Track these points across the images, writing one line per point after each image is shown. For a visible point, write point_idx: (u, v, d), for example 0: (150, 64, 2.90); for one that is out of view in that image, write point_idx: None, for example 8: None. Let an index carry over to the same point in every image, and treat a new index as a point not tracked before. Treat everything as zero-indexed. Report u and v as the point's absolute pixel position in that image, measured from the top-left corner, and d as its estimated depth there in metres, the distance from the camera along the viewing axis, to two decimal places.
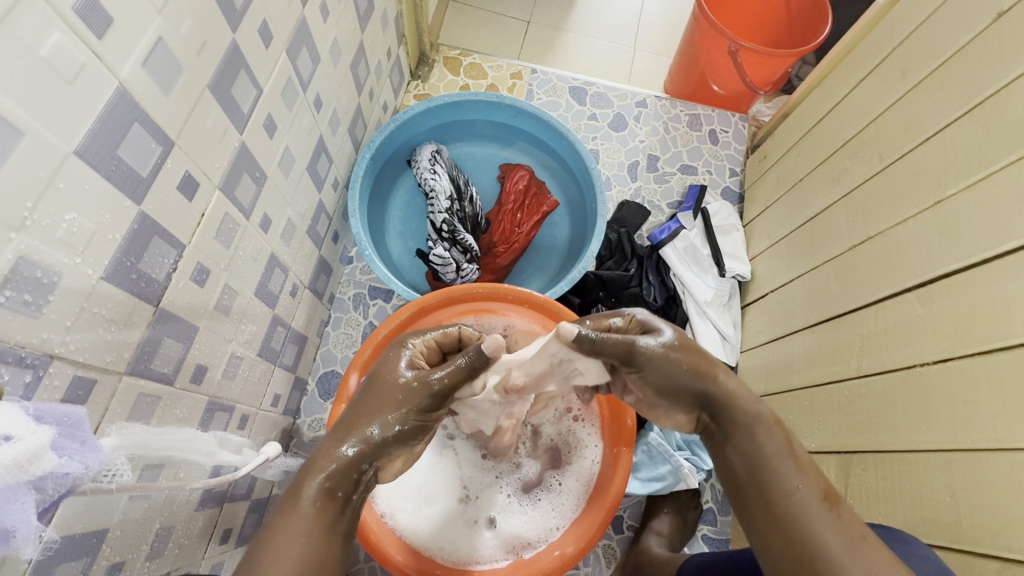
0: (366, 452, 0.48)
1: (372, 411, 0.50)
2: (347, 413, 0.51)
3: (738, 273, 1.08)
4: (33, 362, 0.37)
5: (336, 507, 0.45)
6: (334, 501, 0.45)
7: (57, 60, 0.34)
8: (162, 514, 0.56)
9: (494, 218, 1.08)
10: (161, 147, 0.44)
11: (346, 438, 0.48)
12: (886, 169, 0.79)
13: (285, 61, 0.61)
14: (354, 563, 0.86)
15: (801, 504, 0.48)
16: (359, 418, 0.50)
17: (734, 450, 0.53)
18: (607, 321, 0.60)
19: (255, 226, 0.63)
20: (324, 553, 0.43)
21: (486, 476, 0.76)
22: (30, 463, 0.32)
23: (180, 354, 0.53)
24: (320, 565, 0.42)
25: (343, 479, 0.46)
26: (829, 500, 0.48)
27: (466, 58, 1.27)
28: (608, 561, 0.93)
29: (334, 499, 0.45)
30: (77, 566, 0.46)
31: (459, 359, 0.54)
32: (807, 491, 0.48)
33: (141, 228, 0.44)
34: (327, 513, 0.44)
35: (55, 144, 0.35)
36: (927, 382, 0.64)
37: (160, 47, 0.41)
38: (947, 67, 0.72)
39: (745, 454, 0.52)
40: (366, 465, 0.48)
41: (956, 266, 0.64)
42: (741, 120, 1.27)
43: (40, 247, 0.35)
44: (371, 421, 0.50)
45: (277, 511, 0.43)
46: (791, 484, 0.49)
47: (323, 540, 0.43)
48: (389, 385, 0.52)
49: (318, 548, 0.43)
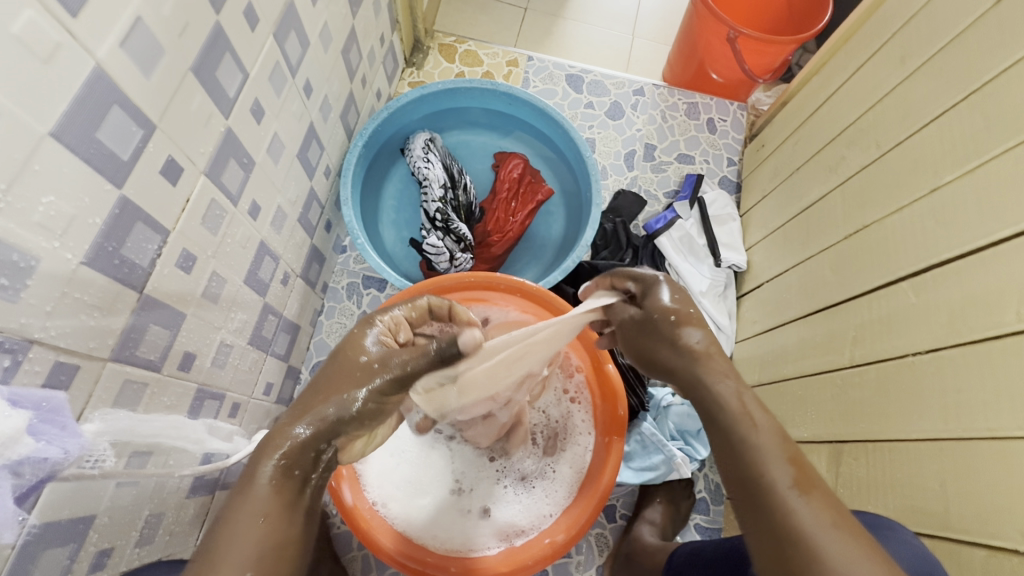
0: (322, 431, 0.46)
1: (327, 388, 0.48)
2: (305, 392, 0.49)
3: (734, 263, 1.07)
4: (12, 347, 0.36)
5: (295, 487, 0.45)
6: (292, 481, 0.44)
7: (30, 38, 0.33)
8: (152, 501, 0.57)
9: (489, 207, 1.07)
10: (143, 130, 0.43)
11: (301, 418, 0.46)
12: (884, 157, 0.79)
13: (273, 44, 0.60)
14: (347, 552, 0.87)
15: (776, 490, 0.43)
16: (315, 397, 0.48)
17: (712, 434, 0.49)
18: (626, 279, 0.62)
19: (244, 213, 0.63)
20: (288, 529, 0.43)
21: (481, 465, 0.76)
22: (5, 448, 0.32)
23: (166, 341, 0.53)
24: (279, 544, 0.42)
25: (300, 457, 0.45)
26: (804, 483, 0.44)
27: (461, 45, 1.26)
28: (601, 549, 0.93)
29: (291, 478, 0.44)
30: (64, 552, 0.46)
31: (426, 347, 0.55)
32: (780, 474, 0.44)
33: (123, 212, 0.43)
34: (286, 492, 0.44)
35: (31, 126, 0.34)
36: (921, 371, 0.64)
37: (140, 27, 0.40)
38: (947, 52, 0.71)
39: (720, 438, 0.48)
40: (326, 444, 0.47)
41: (951, 254, 0.63)
42: (739, 108, 1.26)
43: (16, 230, 0.35)
44: (328, 401, 0.47)
45: (235, 493, 0.43)
46: (764, 465, 0.45)
47: (286, 520, 0.43)
48: (344, 360, 0.51)
49: (280, 527, 0.43)
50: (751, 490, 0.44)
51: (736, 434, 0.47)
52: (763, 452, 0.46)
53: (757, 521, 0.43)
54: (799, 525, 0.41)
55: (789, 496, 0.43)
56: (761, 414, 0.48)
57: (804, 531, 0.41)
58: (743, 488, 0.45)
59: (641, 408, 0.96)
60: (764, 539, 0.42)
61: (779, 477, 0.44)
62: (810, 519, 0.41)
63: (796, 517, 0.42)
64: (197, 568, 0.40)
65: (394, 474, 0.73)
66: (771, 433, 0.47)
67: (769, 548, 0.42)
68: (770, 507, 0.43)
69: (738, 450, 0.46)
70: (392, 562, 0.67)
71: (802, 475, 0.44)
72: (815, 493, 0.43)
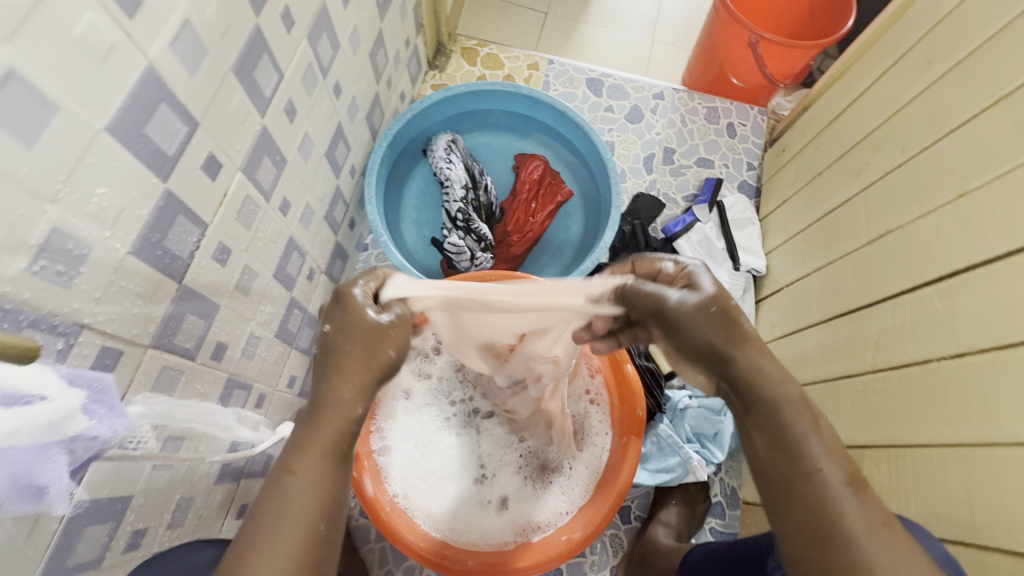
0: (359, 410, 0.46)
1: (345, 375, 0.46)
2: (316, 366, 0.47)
3: (753, 267, 1.08)
4: (65, 330, 0.38)
5: None
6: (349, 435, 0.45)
7: (91, 38, 0.35)
8: (183, 485, 0.59)
9: (509, 208, 1.08)
10: (187, 127, 0.45)
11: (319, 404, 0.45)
12: (909, 161, 0.79)
13: (306, 47, 0.62)
14: (365, 543, 0.88)
15: (826, 487, 0.43)
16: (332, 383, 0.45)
17: (757, 426, 0.48)
18: (660, 262, 0.57)
19: (275, 209, 0.65)
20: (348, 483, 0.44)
21: (504, 456, 0.77)
22: (60, 425, 0.33)
23: (201, 330, 0.54)
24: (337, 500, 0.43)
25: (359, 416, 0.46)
26: (856, 486, 0.43)
27: (483, 49, 1.28)
28: (615, 550, 0.94)
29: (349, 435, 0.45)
30: (103, 530, 0.48)
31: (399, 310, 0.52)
32: (834, 472, 0.44)
33: (167, 205, 0.45)
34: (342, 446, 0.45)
35: (88, 121, 0.36)
36: (945, 377, 0.64)
37: (187, 29, 0.42)
38: (975, 57, 0.71)
39: (768, 434, 0.47)
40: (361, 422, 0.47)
41: (977, 260, 0.63)
42: (759, 113, 1.26)
43: (72, 220, 0.37)
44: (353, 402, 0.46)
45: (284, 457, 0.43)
46: (819, 463, 0.44)
47: (342, 476, 0.44)
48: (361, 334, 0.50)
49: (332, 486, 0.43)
50: (800, 490, 0.44)
51: (793, 430, 0.46)
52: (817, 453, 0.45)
53: (803, 514, 0.43)
54: (846, 523, 0.41)
55: (841, 493, 0.43)
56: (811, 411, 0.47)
57: (853, 536, 0.41)
58: (789, 481, 0.45)
59: (658, 409, 0.96)
60: (804, 531, 0.43)
61: (832, 478, 0.43)
62: (860, 519, 0.41)
63: (845, 519, 0.42)
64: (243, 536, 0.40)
65: (418, 463, 0.74)
66: (828, 430, 0.46)
67: (807, 540, 0.42)
68: (819, 508, 0.43)
69: (791, 444, 0.46)
70: (411, 555, 0.67)
71: (854, 478, 0.44)
72: (867, 493, 0.43)
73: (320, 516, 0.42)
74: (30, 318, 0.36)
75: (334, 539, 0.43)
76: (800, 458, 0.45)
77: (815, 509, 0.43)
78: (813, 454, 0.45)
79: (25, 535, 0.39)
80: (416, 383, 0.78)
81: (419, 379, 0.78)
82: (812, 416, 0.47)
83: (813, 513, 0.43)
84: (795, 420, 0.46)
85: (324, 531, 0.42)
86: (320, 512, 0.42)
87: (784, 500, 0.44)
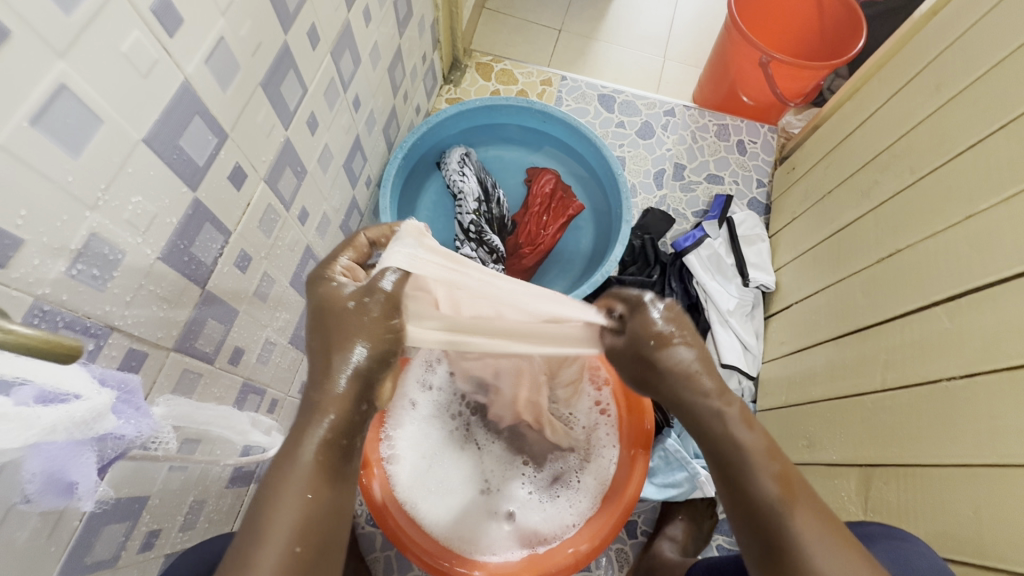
0: (343, 428, 0.43)
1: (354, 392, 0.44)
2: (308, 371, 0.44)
3: (762, 283, 1.08)
4: (96, 332, 0.40)
5: None
6: (336, 450, 0.43)
7: (135, 55, 0.36)
8: (196, 488, 0.60)
9: (520, 220, 1.10)
10: (217, 139, 0.47)
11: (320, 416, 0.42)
12: (918, 182, 0.79)
13: (329, 63, 0.64)
14: (371, 551, 0.89)
15: (765, 502, 0.45)
16: None
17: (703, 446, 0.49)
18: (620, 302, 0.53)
19: (294, 219, 0.67)
20: (338, 499, 0.42)
21: (511, 470, 0.78)
22: (93, 423, 0.34)
23: (221, 335, 0.56)
24: (330, 510, 0.42)
25: (348, 427, 0.43)
26: (790, 495, 0.45)
27: (497, 64, 1.30)
28: (621, 565, 0.93)
29: (336, 448, 0.43)
30: (121, 529, 0.49)
31: (388, 279, 0.45)
32: (770, 487, 0.45)
33: (195, 214, 0.47)
34: (330, 461, 0.42)
35: (128, 132, 0.38)
36: (954, 397, 0.64)
37: (221, 46, 0.44)
38: (982, 82, 0.73)
39: (710, 456, 0.48)
40: (348, 440, 0.43)
41: (986, 280, 0.64)
42: (769, 131, 1.28)
43: (109, 226, 0.38)
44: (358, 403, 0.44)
45: (277, 463, 0.42)
46: (754, 483, 0.45)
47: (330, 482, 0.42)
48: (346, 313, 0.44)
49: (329, 496, 0.42)
50: (748, 510, 0.45)
51: (726, 453, 0.47)
52: (751, 472, 0.46)
53: (755, 537, 0.45)
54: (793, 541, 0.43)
55: (778, 510, 0.44)
56: (746, 431, 0.48)
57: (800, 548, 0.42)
58: (738, 504, 0.46)
59: (666, 424, 0.97)
60: (756, 549, 0.45)
61: (768, 495, 0.45)
62: (802, 535, 0.43)
63: (790, 534, 0.43)
64: (242, 542, 0.39)
65: (426, 472, 0.75)
66: (759, 445, 0.47)
67: (761, 560, 0.44)
68: (767, 529, 0.44)
69: (733, 467, 0.47)
70: (419, 563, 0.68)
71: (788, 489, 0.45)
72: (802, 502, 0.44)
73: (300, 534, 0.40)
74: (66, 319, 0.37)
75: (327, 550, 0.41)
76: (741, 477, 0.46)
77: (766, 531, 0.44)
78: (753, 473, 0.46)
79: (48, 531, 0.40)
80: (421, 394, 0.78)
81: (423, 391, 0.78)
82: (736, 432, 0.47)
83: (763, 533, 0.44)
84: (732, 438, 0.47)
85: (301, 554, 0.40)
86: (298, 534, 0.40)
87: (738, 521, 0.46)
